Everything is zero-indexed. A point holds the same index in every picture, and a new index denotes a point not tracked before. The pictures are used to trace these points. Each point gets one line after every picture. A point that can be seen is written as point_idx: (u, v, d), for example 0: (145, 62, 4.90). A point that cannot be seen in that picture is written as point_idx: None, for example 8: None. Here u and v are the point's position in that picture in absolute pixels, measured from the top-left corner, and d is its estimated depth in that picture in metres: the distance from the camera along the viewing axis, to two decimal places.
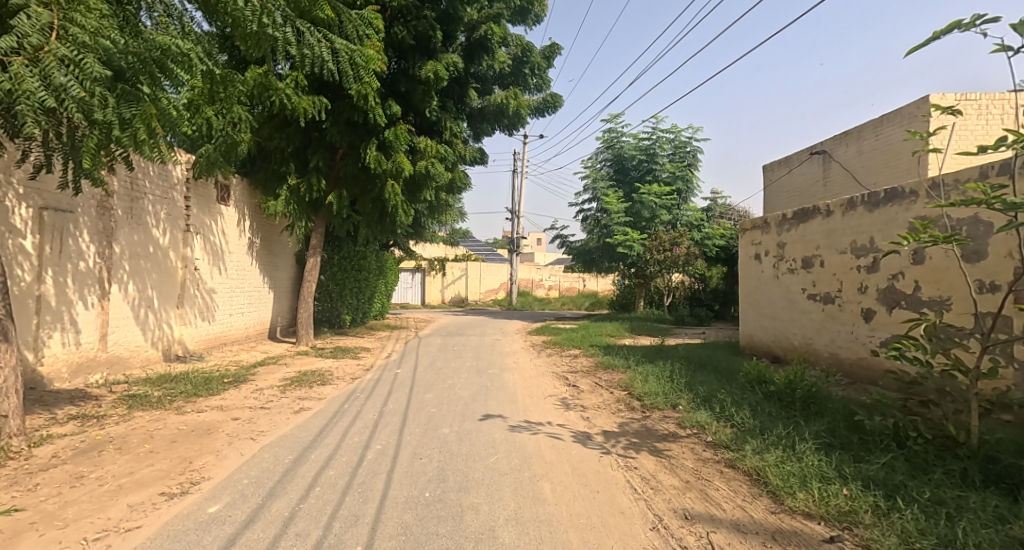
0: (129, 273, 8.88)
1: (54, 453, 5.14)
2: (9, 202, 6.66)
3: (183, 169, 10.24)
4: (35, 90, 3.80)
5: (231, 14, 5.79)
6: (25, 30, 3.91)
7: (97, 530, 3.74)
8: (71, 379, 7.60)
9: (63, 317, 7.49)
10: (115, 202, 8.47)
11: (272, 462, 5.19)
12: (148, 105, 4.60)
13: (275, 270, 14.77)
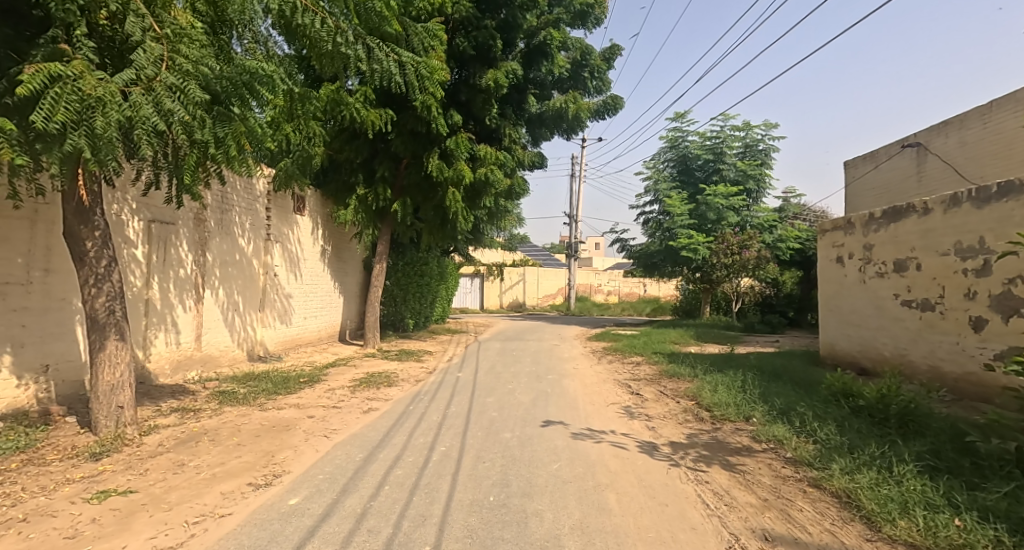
0: (219, 279, 9.54)
1: (159, 441, 5.58)
2: (124, 216, 7.31)
3: (264, 183, 10.88)
4: (149, 116, 4.09)
5: (308, 37, 6.09)
6: (142, 63, 4.24)
7: (196, 515, 4.02)
8: (172, 375, 8.26)
9: (166, 318, 8.14)
10: (207, 214, 9.13)
11: (344, 460, 5.40)
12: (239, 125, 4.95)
13: (344, 276, 15.38)
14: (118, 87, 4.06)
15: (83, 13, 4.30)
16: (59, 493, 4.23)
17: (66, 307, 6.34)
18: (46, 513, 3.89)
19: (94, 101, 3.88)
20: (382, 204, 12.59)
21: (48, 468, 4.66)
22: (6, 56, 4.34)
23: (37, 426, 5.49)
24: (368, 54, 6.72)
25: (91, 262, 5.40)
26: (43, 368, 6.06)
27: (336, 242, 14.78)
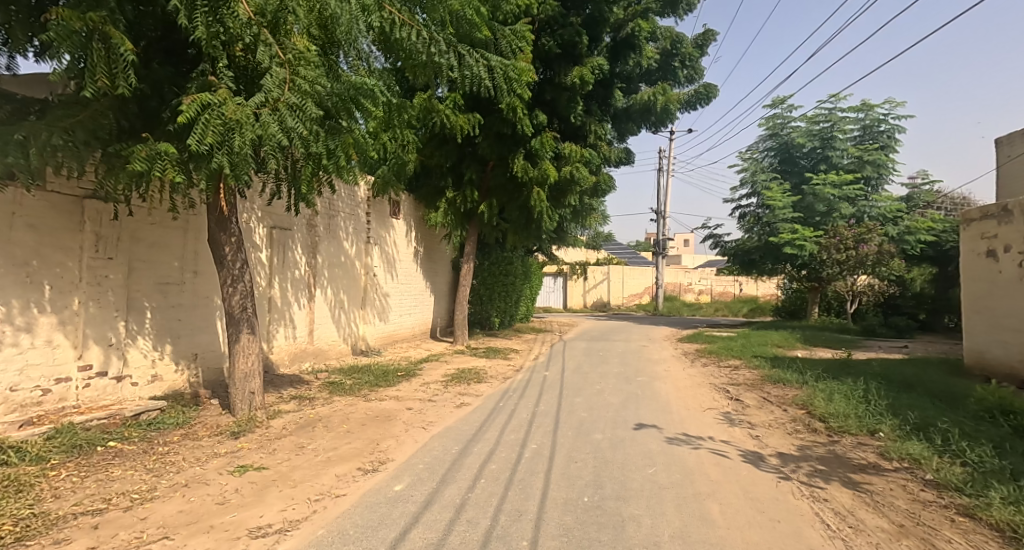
0: (327, 279, 10.31)
1: (283, 425, 6.18)
2: (252, 223, 8.13)
3: (365, 190, 11.58)
4: (275, 133, 4.54)
5: (405, 49, 6.45)
6: (269, 86, 4.71)
7: (316, 493, 4.42)
8: (290, 365, 9.07)
9: (285, 314, 8.96)
10: (317, 220, 9.90)
11: (441, 451, 5.67)
12: (348, 136, 5.34)
13: (434, 276, 16.01)
14: (250, 110, 4.54)
15: (223, 47, 4.85)
16: (209, 465, 4.81)
17: (209, 304, 7.17)
18: (200, 481, 4.44)
19: (235, 124, 4.38)
20: (469, 206, 12.99)
21: (199, 442, 5.32)
22: (165, 88, 4.94)
23: (190, 406, 6.28)
24: (460, 61, 6.96)
25: (230, 264, 6.07)
26: (193, 356, 6.91)
27: (427, 243, 15.37)
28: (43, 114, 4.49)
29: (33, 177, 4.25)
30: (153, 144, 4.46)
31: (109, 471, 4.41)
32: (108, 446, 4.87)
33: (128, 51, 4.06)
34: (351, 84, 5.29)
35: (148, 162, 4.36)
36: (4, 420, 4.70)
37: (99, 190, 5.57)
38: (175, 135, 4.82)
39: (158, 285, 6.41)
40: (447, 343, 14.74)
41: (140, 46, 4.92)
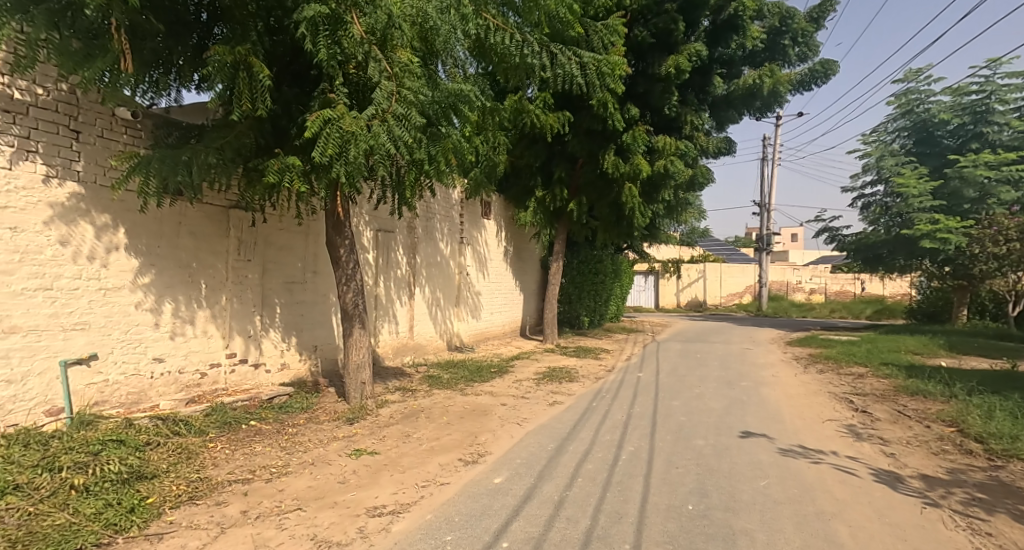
0: (425, 278, 10.88)
1: (390, 414, 6.68)
2: (361, 227, 8.81)
3: (459, 194, 12.09)
4: (383, 142, 4.80)
5: (499, 53, 6.68)
6: (379, 99, 4.94)
7: (423, 479, 4.78)
8: (393, 358, 9.71)
9: (389, 311, 9.61)
10: (417, 222, 10.50)
11: (537, 448, 5.86)
12: (448, 141, 5.54)
13: (525, 275, 16.31)
14: (362, 122, 4.81)
15: (339, 65, 5.14)
16: (329, 447, 5.33)
17: (326, 301, 7.85)
18: (324, 461, 4.93)
19: (351, 135, 4.68)
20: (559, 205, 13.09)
21: (321, 426, 5.90)
22: (294, 108, 5.33)
23: (312, 393, 6.98)
24: (553, 60, 7.08)
25: (345, 265, 6.64)
26: (314, 348, 7.62)
27: (517, 242, 15.69)
28: (202, 137, 5.17)
29: (193, 191, 4.98)
30: (282, 158, 4.89)
31: (252, 447, 5.03)
32: (250, 425, 5.55)
33: (266, 75, 4.48)
34: (451, 90, 5.45)
35: (279, 175, 4.83)
36: (172, 398, 5.56)
37: (241, 201, 6.33)
38: (302, 149, 5.31)
39: (285, 284, 7.14)
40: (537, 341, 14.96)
41: (276, 72, 5.32)
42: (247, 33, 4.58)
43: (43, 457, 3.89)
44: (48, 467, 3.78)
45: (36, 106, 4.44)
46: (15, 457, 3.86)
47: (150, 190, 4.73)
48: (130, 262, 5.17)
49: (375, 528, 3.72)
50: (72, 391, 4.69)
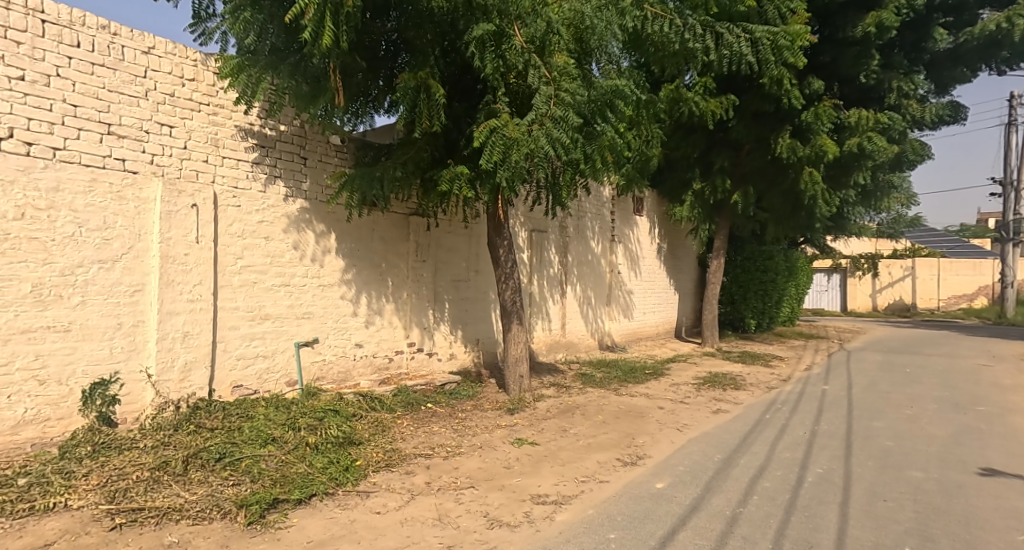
0: (577, 277, 11.06)
1: (547, 408, 6.80)
2: (517, 228, 9.34)
3: (610, 191, 12.02)
4: (542, 145, 4.92)
5: (657, 43, 6.62)
6: (537, 105, 5.06)
7: (584, 474, 4.91)
8: (547, 354, 10.12)
9: (543, 309, 10.02)
10: (569, 221, 10.72)
11: (703, 457, 5.49)
12: (604, 138, 5.56)
13: (681, 273, 15.67)
14: (523, 128, 4.96)
15: (500, 77, 5.31)
16: (495, 433, 5.71)
17: (486, 298, 8.39)
18: (491, 446, 5.32)
19: (514, 141, 4.88)
20: (719, 197, 12.22)
21: (486, 414, 6.33)
22: (463, 122, 5.60)
23: (476, 382, 7.55)
24: (718, 40, 6.86)
25: (504, 263, 6.95)
26: (476, 341, 8.21)
27: (672, 239, 15.16)
28: (391, 155, 5.85)
29: (383, 202, 5.76)
30: (452, 167, 5.24)
31: (431, 426, 5.66)
32: (428, 406, 6.22)
33: (441, 93, 4.84)
34: (608, 87, 5.50)
35: (450, 183, 5.18)
36: (369, 379, 6.52)
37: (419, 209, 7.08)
38: (469, 158, 5.60)
39: (452, 282, 7.77)
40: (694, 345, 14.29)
41: (448, 90, 5.64)
42: (427, 58, 5.05)
43: (288, 418, 4.86)
44: (292, 425, 4.72)
45: (280, 139, 5.59)
46: (271, 415, 4.90)
47: (353, 202, 5.66)
48: (339, 262, 6.16)
49: (541, 514, 4.02)
50: (304, 367, 5.83)
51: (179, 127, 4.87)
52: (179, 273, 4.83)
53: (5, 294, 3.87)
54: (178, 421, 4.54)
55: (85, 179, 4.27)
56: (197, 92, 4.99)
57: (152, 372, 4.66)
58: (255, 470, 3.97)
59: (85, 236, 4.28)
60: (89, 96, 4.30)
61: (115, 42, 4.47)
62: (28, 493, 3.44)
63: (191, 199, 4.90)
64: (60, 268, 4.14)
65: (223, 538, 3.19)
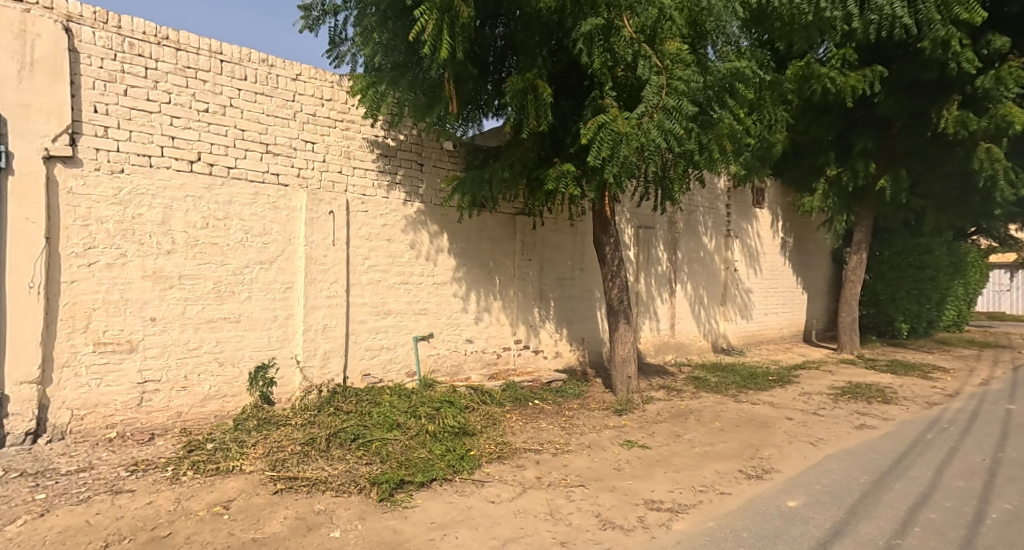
0: (688, 275, 10.44)
1: (658, 411, 6.50)
2: (623, 224, 9.10)
3: (725, 182, 11.12)
4: (654, 137, 4.74)
5: (784, 18, 6.12)
6: (648, 96, 4.87)
7: (701, 484, 4.62)
8: (655, 356, 9.75)
9: (650, 308, 9.64)
10: (679, 216, 10.19)
11: (844, 476, 4.91)
12: (722, 125, 5.18)
13: (809, 271, 14.10)
14: (633, 121, 4.81)
15: (609, 71, 5.18)
16: (603, 434, 5.60)
17: (591, 296, 8.24)
18: (600, 446, 5.25)
19: (624, 136, 4.74)
20: (862, 182, 10.60)
21: (594, 413, 6.21)
22: (570, 119, 5.60)
23: (581, 381, 7.42)
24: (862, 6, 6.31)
25: (610, 262, 6.69)
26: (581, 340, 8.11)
27: (801, 232, 13.73)
28: (500, 156, 5.97)
29: (492, 202, 5.92)
30: (559, 165, 5.23)
31: (540, 422, 5.72)
32: (535, 403, 6.28)
33: (550, 94, 4.82)
34: (725, 69, 5.14)
35: (557, 181, 5.19)
36: (479, 373, 6.76)
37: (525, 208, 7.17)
38: (576, 156, 5.58)
39: (557, 280, 7.74)
40: (827, 351, 12.76)
41: (554, 89, 5.64)
42: (535, 59, 5.09)
43: (410, 406, 5.19)
44: (414, 413, 5.02)
45: (401, 148, 5.98)
46: (395, 402, 5.26)
47: (464, 204, 5.91)
48: (451, 261, 6.43)
49: (656, 519, 3.89)
50: (420, 359, 6.18)
51: (319, 143, 5.40)
52: (320, 272, 5.36)
53: (194, 290, 4.65)
54: (320, 403, 5.04)
55: (249, 192, 4.93)
56: (334, 111, 5.50)
57: (300, 357, 5.24)
58: (384, 451, 4.31)
59: (250, 241, 4.94)
60: (252, 122, 4.96)
61: (268, 71, 5.08)
62: (214, 455, 4.11)
63: (329, 206, 5.42)
64: (231, 268, 4.84)
65: (361, 510, 3.57)
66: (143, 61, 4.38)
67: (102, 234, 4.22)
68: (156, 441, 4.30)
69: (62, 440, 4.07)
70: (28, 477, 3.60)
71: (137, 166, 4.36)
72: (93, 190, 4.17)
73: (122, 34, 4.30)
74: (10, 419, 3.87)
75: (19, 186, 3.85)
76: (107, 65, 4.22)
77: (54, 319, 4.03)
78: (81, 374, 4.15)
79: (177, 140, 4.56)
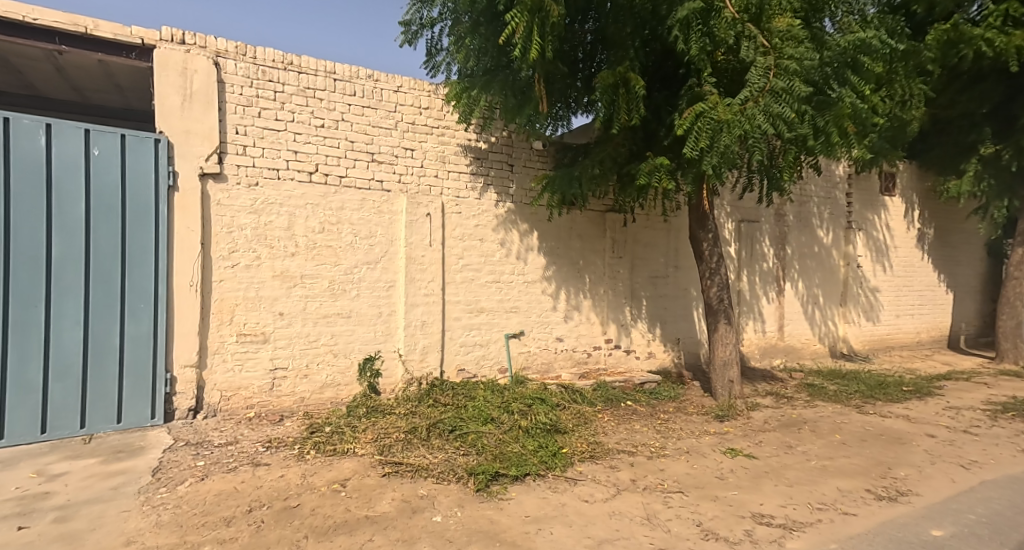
0: (799, 272, 9.47)
1: (766, 420, 6.01)
2: (722, 219, 8.48)
3: (845, 167, 9.96)
4: (760, 123, 4.43)
5: None
6: (752, 80, 4.56)
7: (820, 502, 4.17)
8: (759, 360, 8.98)
9: (754, 308, 8.90)
10: (788, 208, 9.30)
11: (1006, 507, 4.18)
12: (843, 104, 4.67)
13: (956, 267, 11.94)
14: (736, 107, 4.52)
15: (708, 57, 4.90)
16: (702, 440, 5.32)
17: (688, 295, 7.75)
18: (699, 452, 5.00)
19: (725, 123, 4.48)
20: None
21: (691, 418, 5.92)
22: (664, 111, 5.38)
23: (678, 383, 7.06)
24: None
25: (708, 259, 6.32)
26: (676, 340, 7.66)
27: (944, 222, 11.67)
28: (590, 153, 5.90)
29: (582, 200, 5.88)
30: (653, 159, 5.06)
31: (633, 424, 5.58)
32: (628, 404, 6.14)
33: (641, 86, 4.71)
34: (845, 42, 4.68)
35: (649, 176, 5.00)
36: (569, 372, 6.73)
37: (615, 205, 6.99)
38: (670, 148, 5.36)
39: (650, 278, 7.40)
40: (979, 360, 10.83)
41: (647, 81, 5.46)
42: (627, 51, 4.93)
43: (503, 401, 5.36)
44: (507, 409, 5.18)
45: (492, 151, 6.16)
46: (488, 397, 5.46)
47: (553, 202, 5.91)
48: (540, 260, 6.50)
49: (766, 535, 3.60)
50: (512, 356, 6.33)
51: (417, 150, 5.74)
52: (419, 272, 5.69)
53: (313, 288, 5.18)
54: (420, 395, 5.37)
55: (357, 199, 5.38)
56: (431, 118, 5.81)
57: (401, 351, 5.61)
58: (479, 444, 4.49)
59: (358, 243, 5.40)
60: (360, 134, 5.40)
61: (376, 86, 5.51)
62: (332, 437, 4.55)
63: (427, 209, 5.73)
64: (343, 268, 5.32)
65: (459, 499, 3.76)
66: (272, 86, 4.98)
67: (242, 240, 4.86)
68: (285, 422, 4.86)
69: (214, 416, 4.76)
70: (191, 446, 4.26)
71: (268, 179, 4.95)
72: (235, 202, 4.82)
73: (256, 64, 4.92)
74: (176, 397, 4.61)
75: (182, 200, 4.59)
76: (245, 92, 4.85)
77: (208, 312, 4.74)
78: (227, 359, 4.82)
79: (299, 154, 5.10)
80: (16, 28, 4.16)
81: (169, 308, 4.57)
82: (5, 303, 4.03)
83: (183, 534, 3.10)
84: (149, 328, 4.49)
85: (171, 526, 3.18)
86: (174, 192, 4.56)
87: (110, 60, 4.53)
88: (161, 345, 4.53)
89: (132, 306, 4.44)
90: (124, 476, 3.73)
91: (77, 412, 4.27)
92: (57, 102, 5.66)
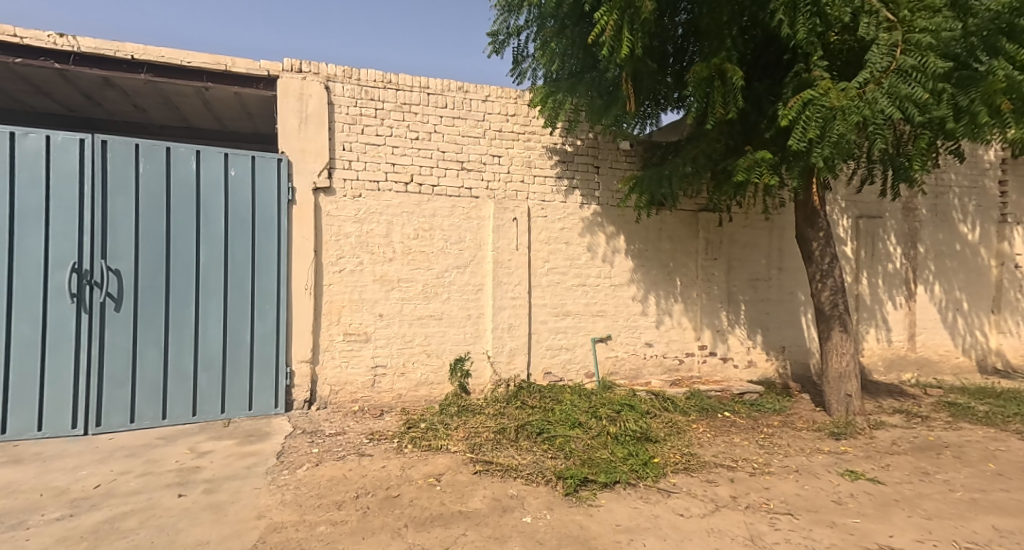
0: (934, 274, 8.23)
1: (893, 440, 5.29)
2: (835, 215, 7.64)
3: (997, 150, 8.42)
4: (882, 108, 3.92)
5: None
6: (874, 60, 4.06)
7: (969, 540, 3.57)
8: (886, 373, 7.92)
9: (877, 315, 7.88)
10: (920, 201, 8.14)
11: None
12: (994, 78, 3.94)
13: None
14: (854, 91, 4.05)
15: (818, 39, 4.44)
16: (815, 459, 4.82)
17: (795, 299, 7.05)
18: (810, 472, 4.53)
19: (839, 110, 4.01)
20: None
21: (800, 433, 5.39)
22: (765, 101, 4.96)
23: (784, 395, 6.46)
24: None
25: (819, 259, 5.72)
26: (782, 349, 7.01)
27: None
28: (682, 150, 5.62)
29: (674, 200, 5.62)
30: (754, 153, 4.69)
31: (732, 437, 5.21)
32: (726, 415, 5.74)
33: (738, 76, 4.41)
34: (997, 6, 3.90)
35: (749, 171, 4.66)
36: (660, 379, 6.45)
37: (709, 203, 6.59)
38: (773, 140, 4.94)
39: (750, 281, 6.86)
40: None
41: (745, 70, 5.08)
42: (723, 40, 4.60)
43: (590, 407, 5.28)
44: (595, 414, 5.09)
45: (578, 153, 6.10)
46: (575, 402, 5.40)
47: (642, 202, 5.70)
48: (628, 262, 6.31)
49: None
50: (599, 361, 6.21)
51: (504, 156, 5.85)
52: (506, 275, 5.79)
53: (408, 291, 5.49)
54: (508, 396, 5.46)
55: (448, 206, 5.62)
56: (518, 125, 5.90)
57: (490, 353, 5.75)
58: (567, 448, 4.46)
59: (449, 248, 5.63)
60: (451, 144, 5.63)
61: (468, 97, 5.72)
62: (427, 433, 4.79)
63: (513, 214, 5.82)
64: (435, 272, 5.58)
65: (548, 501, 3.76)
66: (374, 104, 5.37)
67: (347, 247, 5.29)
68: (385, 416, 5.19)
69: (325, 408, 5.25)
70: (306, 434, 4.71)
71: (370, 191, 5.35)
72: (342, 213, 5.26)
73: (361, 85, 5.34)
74: (294, 389, 5.14)
75: (300, 212, 5.11)
76: (349, 111, 5.28)
77: (319, 313, 5.22)
78: (335, 356, 5.28)
79: (397, 166, 5.44)
80: (175, 70, 4.88)
81: (289, 309, 5.10)
82: (166, 304, 4.74)
83: (304, 513, 3.43)
84: (273, 326, 5.05)
85: (293, 505, 3.54)
86: (292, 205, 5.10)
87: (244, 91, 5.16)
88: (283, 342, 5.08)
89: (260, 307, 5.01)
90: (255, 457, 4.23)
91: (218, 399, 4.91)
92: (206, 131, 6.57)
